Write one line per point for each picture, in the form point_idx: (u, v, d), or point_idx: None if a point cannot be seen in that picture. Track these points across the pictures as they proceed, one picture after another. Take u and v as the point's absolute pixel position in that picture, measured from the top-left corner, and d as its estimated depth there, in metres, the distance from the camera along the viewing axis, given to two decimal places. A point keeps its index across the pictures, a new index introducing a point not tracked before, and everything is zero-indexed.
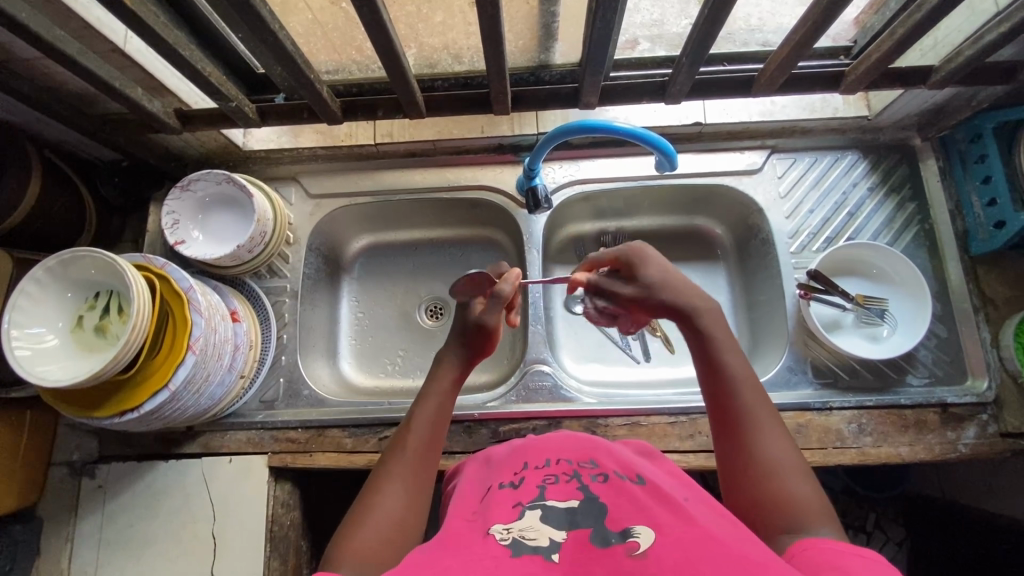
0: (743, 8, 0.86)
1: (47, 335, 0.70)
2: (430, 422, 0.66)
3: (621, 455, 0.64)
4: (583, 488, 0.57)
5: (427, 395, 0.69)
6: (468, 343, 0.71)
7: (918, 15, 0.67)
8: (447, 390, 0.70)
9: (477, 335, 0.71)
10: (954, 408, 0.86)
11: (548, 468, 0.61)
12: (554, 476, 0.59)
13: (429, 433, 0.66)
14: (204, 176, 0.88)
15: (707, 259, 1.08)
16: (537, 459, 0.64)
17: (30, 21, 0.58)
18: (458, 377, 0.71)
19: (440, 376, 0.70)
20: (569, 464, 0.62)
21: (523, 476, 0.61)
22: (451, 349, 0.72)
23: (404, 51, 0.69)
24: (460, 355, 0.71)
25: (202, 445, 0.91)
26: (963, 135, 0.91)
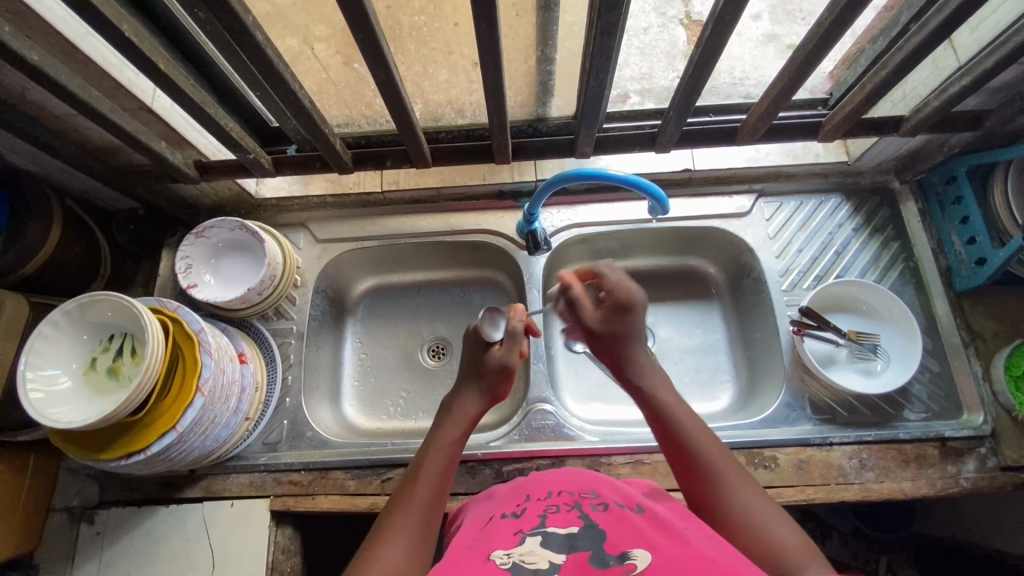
0: (727, 63, 0.96)
1: (61, 376, 0.72)
2: (437, 469, 0.68)
3: (622, 487, 0.65)
4: (584, 516, 0.58)
5: (434, 442, 0.71)
6: (485, 389, 0.75)
7: (885, 71, 0.73)
8: (458, 441, 0.72)
9: (495, 377, 0.75)
10: (952, 442, 0.87)
11: (549, 499, 0.62)
12: (555, 506, 0.60)
13: (439, 481, 0.67)
14: (218, 224, 0.92)
15: (703, 298, 1.11)
16: (540, 491, 0.65)
17: (71, 83, 0.63)
18: (468, 427, 0.73)
19: (452, 427, 0.72)
20: (571, 494, 0.62)
21: (525, 507, 0.61)
22: (465, 400, 0.75)
23: (413, 107, 0.74)
24: (478, 398, 0.75)
25: (204, 489, 0.91)
26: (938, 177, 0.96)
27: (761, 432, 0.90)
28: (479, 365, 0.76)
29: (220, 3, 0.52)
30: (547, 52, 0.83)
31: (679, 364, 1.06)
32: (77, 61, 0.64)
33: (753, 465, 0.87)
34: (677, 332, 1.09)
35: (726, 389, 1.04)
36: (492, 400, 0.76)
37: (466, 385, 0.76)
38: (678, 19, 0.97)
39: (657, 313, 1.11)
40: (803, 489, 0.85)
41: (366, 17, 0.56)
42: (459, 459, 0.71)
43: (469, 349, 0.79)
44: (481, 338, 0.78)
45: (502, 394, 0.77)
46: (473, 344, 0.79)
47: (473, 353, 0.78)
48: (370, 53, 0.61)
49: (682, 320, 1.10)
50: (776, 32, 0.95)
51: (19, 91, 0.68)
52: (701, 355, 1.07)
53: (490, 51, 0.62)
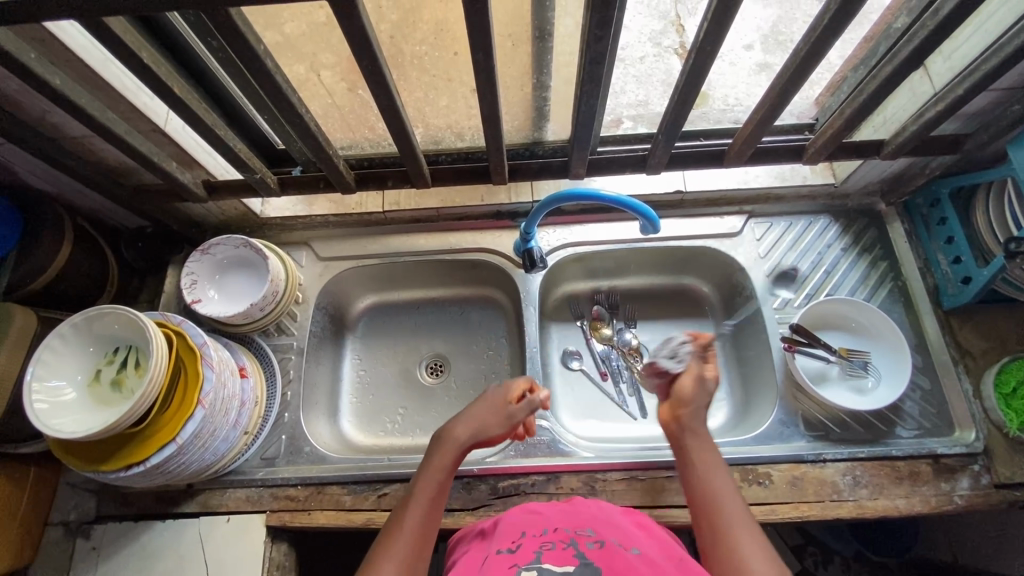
0: (721, 90, 1.00)
1: (66, 388, 0.74)
2: (426, 497, 0.71)
3: (616, 523, 0.67)
4: (579, 552, 0.59)
5: (426, 469, 0.75)
6: (481, 429, 0.79)
7: (862, 97, 0.76)
8: (447, 470, 0.75)
9: (498, 419, 0.80)
10: (945, 459, 0.88)
11: (545, 535, 0.64)
12: (551, 542, 0.62)
13: (426, 511, 0.70)
14: (223, 241, 0.95)
15: (697, 316, 1.13)
16: (536, 527, 0.66)
17: (89, 105, 0.66)
18: (456, 459, 0.76)
19: (442, 455, 0.76)
20: (567, 531, 0.64)
21: (521, 543, 0.63)
22: (456, 430, 0.78)
23: (414, 130, 0.78)
24: (473, 434, 0.78)
25: (201, 504, 0.92)
26: (922, 200, 0.99)
27: (755, 448, 0.91)
28: (487, 402, 0.82)
29: (232, 33, 0.56)
30: (542, 79, 0.88)
31: None
32: (96, 85, 0.68)
33: (747, 481, 0.87)
34: None
35: (721, 406, 1.05)
36: (482, 441, 0.79)
37: (463, 416, 0.80)
38: (673, 48, 1.01)
39: (652, 331, 1.13)
40: (797, 505, 0.85)
41: (368, 46, 0.59)
42: (448, 487, 0.74)
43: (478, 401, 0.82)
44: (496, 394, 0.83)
45: (492, 439, 0.80)
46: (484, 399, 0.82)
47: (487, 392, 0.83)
48: (373, 79, 0.65)
49: (677, 339, 1.12)
50: (768, 60, 0.99)
51: (40, 113, 0.72)
52: None
53: (486, 78, 0.66)
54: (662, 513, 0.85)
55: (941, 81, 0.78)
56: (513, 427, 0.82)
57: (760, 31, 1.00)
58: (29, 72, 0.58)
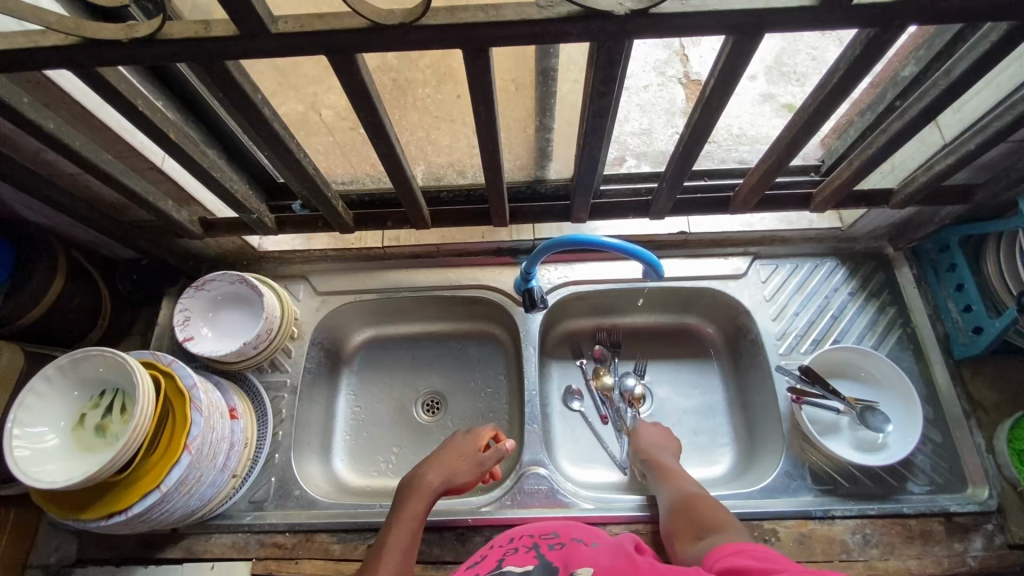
0: (726, 120, 0.99)
1: (48, 434, 0.71)
2: (402, 542, 0.74)
3: (579, 525, 0.72)
4: (538, 554, 0.64)
5: (401, 514, 0.77)
6: (449, 477, 0.81)
7: (871, 150, 0.74)
8: (419, 516, 0.77)
9: (467, 466, 0.83)
10: (958, 517, 0.85)
11: (512, 543, 0.69)
12: (516, 549, 0.67)
13: (401, 559, 0.72)
14: (218, 277, 0.93)
15: (700, 357, 1.11)
16: (506, 539, 0.72)
17: (83, 148, 0.64)
18: (428, 504, 0.79)
19: (414, 503, 0.78)
20: (532, 536, 0.69)
21: (488, 555, 0.68)
22: (428, 478, 0.81)
23: (414, 174, 0.76)
24: (444, 480, 0.81)
25: (185, 549, 0.88)
26: (932, 245, 0.98)
27: (762, 502, 0.87)
28: (455, 448, 0.85)
29: (230, 84, 0.55)
30: (545, 122, 0.87)
31: (677, 425, 1.04)
32: (91, 126, 0.66)
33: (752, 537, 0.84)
34: (675, 393, 1.08)
35: (725, 453, 1.02)
36: (451, 488, 0.81)
37: (434, 464, 0.83)
38: (677, 78, 1.01)
39: (653, 372, 1.10)
40: (805, 565, 0.82)
41: (369, 99, 0.58)
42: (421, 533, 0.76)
43: (449, 446, 0.85)
44: (466, 441, 0.86)
45: (461, 486, 0.82)
46: (456, 445, 0.85)
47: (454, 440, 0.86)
48: (373, 130, 0.63)
49: (680, 380, 1.09)
50: (771, 91, 0.98)
51: (34, 152, 0.71)
52: (699, 417, 1.05)
53: (487, 128, 0.65)
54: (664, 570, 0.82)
55: (951, 133, 0.77)
56: (481, 475, 0.84)
57: (763, 61, 1.00)
58: (22, 118, 0.57)
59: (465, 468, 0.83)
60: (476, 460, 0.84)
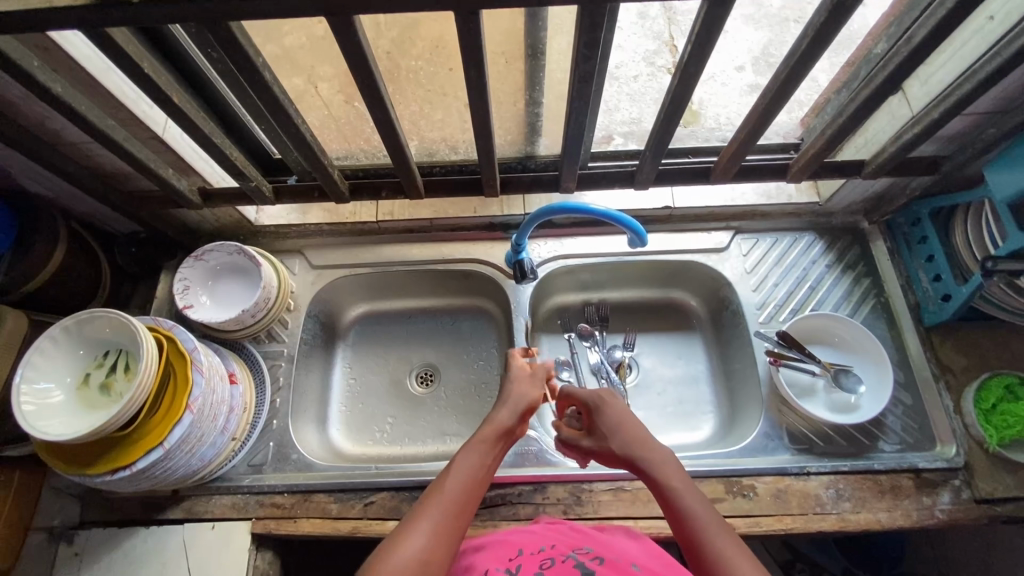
0: (713, 110, 1.05)
1: (54, 390, 0.74)
2: (468, 468, 0.69)
3: (605, 542, 0.72)
4: (581, 568, 0.63)
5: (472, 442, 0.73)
6: (517, 401, 0.80)
7: (842, 119, 0.78)
8: (493, 442, 0.74)
9: (529, 385, 0.82)
10: (927, 474, 0.89)
11: (543, 553, 0.67)
12: (551, 560, 0.65)
13: (472, 475, 0.69)
14: (217, 247, 0.96)
15: (685, 329, 1.15)
16: (530, 547, 0.69)
17: (89, 112, 0.67)
18: (501, 432, 0.75)
19: (485, 430, 0.75)
20: (565, 549, 0.68)
21: (519, 561, 0.65)
22: (497, 410, 0.78)
23: (408, 143, 0.79)
24: (512, 406, 0.79)
25: (186, 510, 0.91)
26: (904, 219, 1.02)
27: (740, 461, 0.92)
28: (512, 375, 0.84)
29: (231, 45, 0.57)
30: (534, 96, 0.91)
31: (662, 394, 1.08)
32: (96, 91, 0.69)
33: (731, 493, 0.88)
34: (660, 363, 1.12)
35: (707, 419, 1.06)
36: (527, 408, 0.79)
37: (502, 400, 0.80)
38: (664, 67, 1.08)
39: (640, 344, 1.14)
40: (781, 518, 0.86)
41: (365, 62, 0.61)
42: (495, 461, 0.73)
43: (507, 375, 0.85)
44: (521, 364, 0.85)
45: (535, 404, 0.81)
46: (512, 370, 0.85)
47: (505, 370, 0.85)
48: (369, 94, 0.66)
49: (665, 351, 1.13)
50: (758, 81, 1.06)
51: (39, 120, 0.73)
52: (683, 386, 1.09)
53: (478, 93, 0.68)
54: (648, 524, 0.86)
55: (919, 105, 0.81)
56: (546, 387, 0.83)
57: (750, 53, 1.09)
58: (32, 80, 0.60)
59: (529, 388, 0.82)
60: (533, 376, 0.84)
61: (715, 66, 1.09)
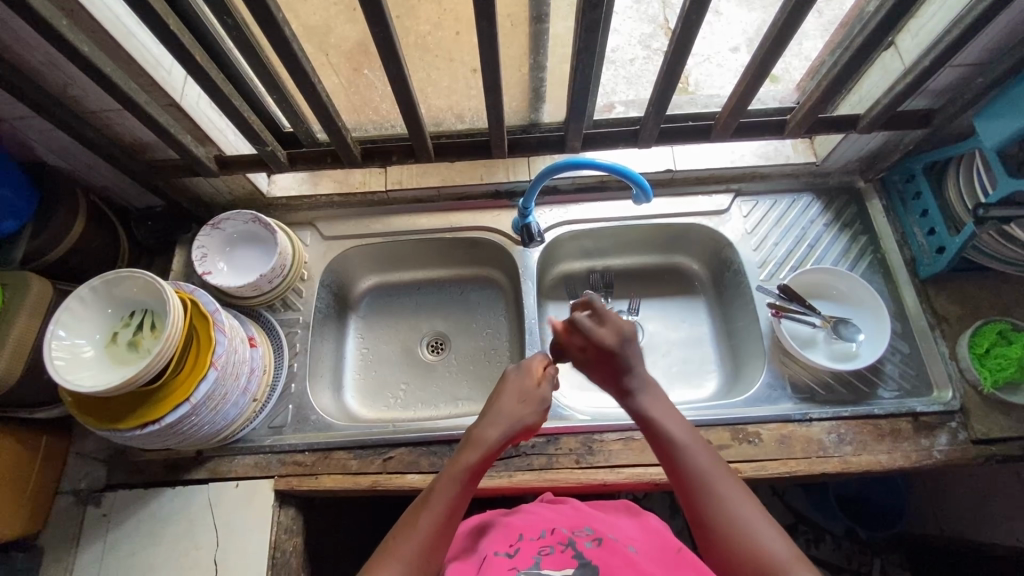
0: (709, 89, 1.10)
1: (85, 347, 0.77)
2: (443, 502, 0.69)
3: (608, 523, 0.75)
4: (578, 553, 0.66)
5: (445, 471, 0.72)
6: (512, 423, 0.75)
7: (836, 71, 0.81)
8: (473, 470, 0.72)
9: (529, 405, 0.76)
10: (924, 417, 0.93)
11: (544, 538, 0.70)
12: (549, 546, 0.68)
13: (445, 513, 0.68)
14: (234, 216, 0.99)
15: (688, 292, 1.18)
16: (532, 530, 0.71)
17: (113, 73, 0.69)
18: (485, 459, 0.72)
19: (468, 456, 0.72)
20: (565, 532, 0.71)
21: (518, 546, 0.69)
22: (487, 428, 0.74)
23: (419, 103, 0.82)
24: (501, 427, 0.74)
25: (210, 470, 0.94)
26: (898, 176, 1.05)
27: (745, 410, 0.95)
28: (517, 388, 0.78)
29: None
30: (539, 60, 0.94)
31: (667, 355, 1.11)
32: (120, 54, 0.71)
33: (737, 440, 0.92)
34: (664, 326, 1.15)
35: (712, 377, 1.09)
36: (519, 432, 0.75)
37: (490, 415, 0.75)
38: (661, 49, 1.11)
39: (644, 308, 1.17)
40: (786, 461, 0.90)
41: (380, 13, 0.65)
42: (472, 490, 0.71)
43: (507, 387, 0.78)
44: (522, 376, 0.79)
45: (530, 426, 0.76)
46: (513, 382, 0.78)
47: (512, 376, 0.79)
48: (383, 48, 0.71)
49: (669, 314, 1.16)
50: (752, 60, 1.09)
51: (61, 86, 0.76)
52: (687, 346, 1.12)
53: (488, 46, 0.71)
54: (657, 470, 0.89)
55: (910, 57, 0.84)
56: (546, 407, 0.77)
57: (745, 34, 1.11)
58: (62, 39, 0.63)
59: (527, 408, 0.76)
60: (537, 396, 0.78)
61: (710, 48, 1.12)
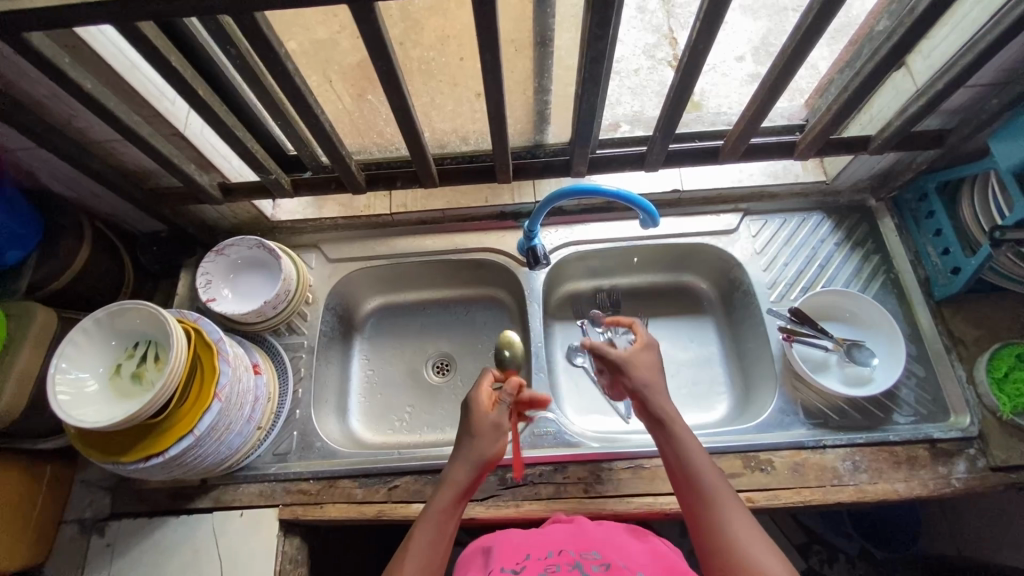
0: (715, 101, 1.08)
1: (88, 380, 0.77)
2: (426, 543, 0.69)
3: (618, 544, 0.71)
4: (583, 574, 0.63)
5: (426, 512, 0.72)
6: (478, 456, 0.74)
7: (847, 94, 0.80)
8: (450, 509, 0.71)
9: (487, 438, 0.75)
10: (942, 444, 0.90)
11: (550, 558, 0.67)
12: (555, 565, 0.65)
13: (430, 551, 0.68)
14: (238, 242, 0.99)
15: (696, 312, 1.16)
16: (539, 550, 0.70)
17: (117, 109, 0.69)
18: (459, 499, 0.72)
19: (442, 496, 0.72)
20: (572, 554, 0.68)
21: (525, 566, 0.66)
22: (457, 469, 0.73)
23: (424, 130, 0.82)
24: (468, 467, 0.73)
25: (214, 499, 0.93)
26: (912, 195, 1.03)
27: (757, 436, 0.93)
28: (472, 421, 0.76)
29: (257, 33, 0.61)
30: (543, 83, 0.94)
31: (677, 376, 1.10)
32: (124, 89, 0.71)
33: (749, 468, 0.90)
34: (673, 347, 1.13)
35: (723, 400, 1.07)
36: (485, 464, 0.74)
37: (456, 454, 0.75)
38: (666, 61, 1.10)
39: (652, 328, 1.15)
40: (799, 490, 0.88)
41: (383, 45, 0.65)
42: (455, 526, 0.71)
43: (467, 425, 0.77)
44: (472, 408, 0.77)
45: (493, 457, 0.75)
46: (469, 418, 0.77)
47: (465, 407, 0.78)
48: (387, 79, 0.70)
49: (677, 335, 1.14)
50: (759, 71, 1.08)
51: (65, 118, 0.76)
52: (697, 367, 1.11)
53: (492, 75, 0.71)
54: (669, 500, 0.87)
55: (922, 78, 0.82)
56: (502, 431, 0.76)
57: (750, 44, 1.11)
58: (64, 76, 0.63)
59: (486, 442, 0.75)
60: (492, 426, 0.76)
61: (716, 58, 1.11)
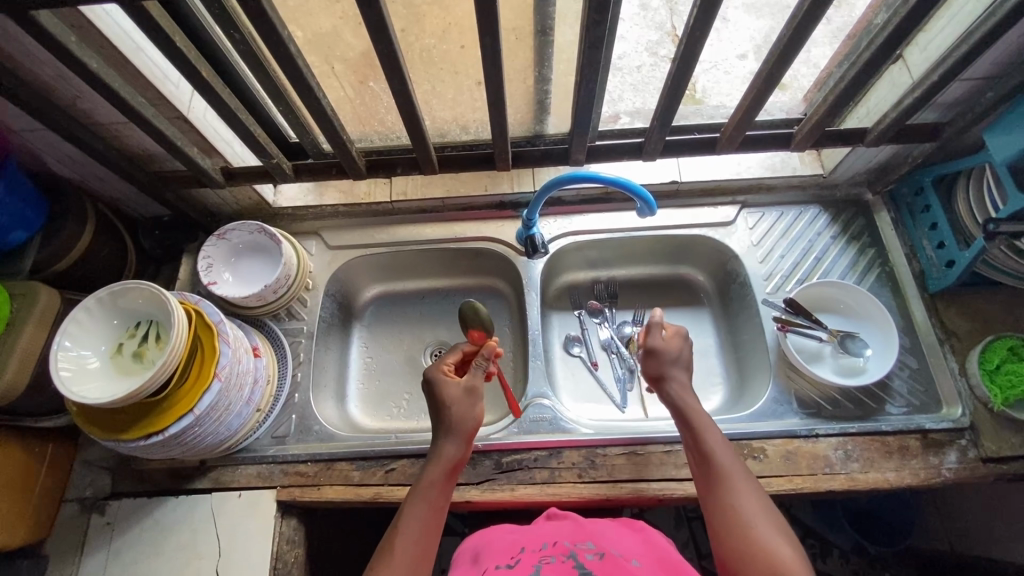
0: (716, 98, 1.08)
1: (90, 358, 0.78)
2: (416, 521, 0.74)
3: (611, 536, 0.72)
4: (578, 563, 0.64)
5: (415, 490, 0.78)
6: (459, 428, 0.81)
7: (844, 86, 0.81)
8: (440, 484, 0.78)
9: (465, 405, 0.82)
10: (933, 434, 0.91)
11: (545, 550, 0.68)
12: (550, 556, 0.66)
13: (422, 529, 0.73)
14: (239, 226, 1.00)
15: (693, 304, 1.17)
16: (534, 544, 0.70)
17: (122, 90, 0.70)
18: (447, 475, 0.79)
19: (433, 472, 0.78)
20: (567, 545, 0.69)
21: (520, 558, 0.67)
22: (444, 445, 0.80)
23: (424, 117, 0.83)
24: (454, 440, 0.80)
25: (213, 480, 0.94)
26: (907, 189, 1.03)
27: (750, 425, 0.94)
28: (447, 395, 0.82)
29: (260, 15, 0.62)
30: (543, 73, 0.95)
31: None
32: (128, 71, 0.72)
33: (742, 455, 0.91)
34: None
35: (718, 390, 1.08)
36: (468, 433, 0.81)
37: (442, 431, 0.81)
38: (668, 57, 1.11)
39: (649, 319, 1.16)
40: (791, 478, 0.89)
41: (384, 30, 0.66)
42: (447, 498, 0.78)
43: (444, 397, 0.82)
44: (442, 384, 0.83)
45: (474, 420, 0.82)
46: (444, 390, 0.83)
47: (433, 385, 0.83)
48: (388, 64, 0.71)
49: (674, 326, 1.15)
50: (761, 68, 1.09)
51: (70, 99, 0.77)
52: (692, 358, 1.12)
53: (491, 62, 0.71)
54: (662, 486, 0.89)
55: (918, 71, 0.83)
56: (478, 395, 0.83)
57: (752, 41, 1.12)
58: (70, 55, 0.64)
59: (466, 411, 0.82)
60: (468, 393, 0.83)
61: (717, 55, 1.12)
